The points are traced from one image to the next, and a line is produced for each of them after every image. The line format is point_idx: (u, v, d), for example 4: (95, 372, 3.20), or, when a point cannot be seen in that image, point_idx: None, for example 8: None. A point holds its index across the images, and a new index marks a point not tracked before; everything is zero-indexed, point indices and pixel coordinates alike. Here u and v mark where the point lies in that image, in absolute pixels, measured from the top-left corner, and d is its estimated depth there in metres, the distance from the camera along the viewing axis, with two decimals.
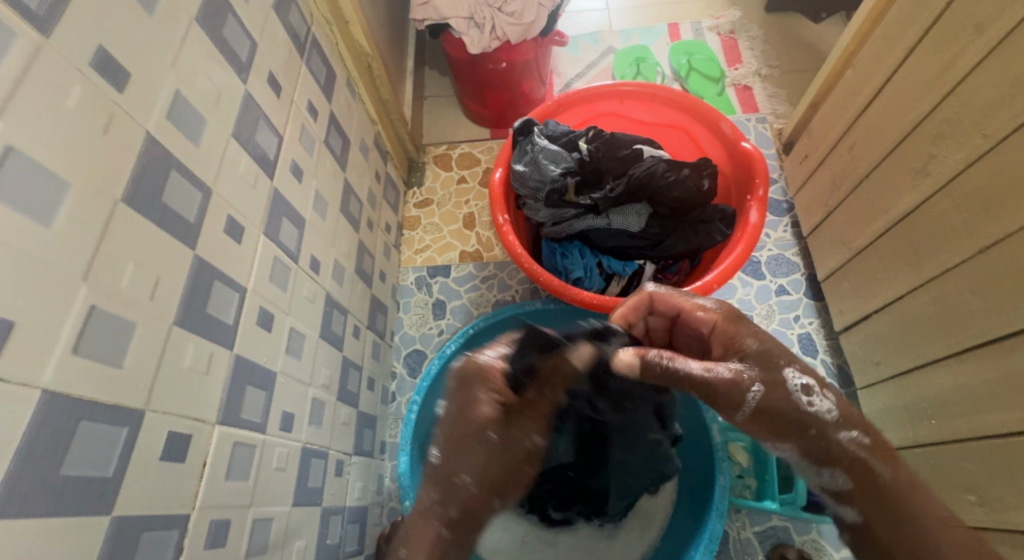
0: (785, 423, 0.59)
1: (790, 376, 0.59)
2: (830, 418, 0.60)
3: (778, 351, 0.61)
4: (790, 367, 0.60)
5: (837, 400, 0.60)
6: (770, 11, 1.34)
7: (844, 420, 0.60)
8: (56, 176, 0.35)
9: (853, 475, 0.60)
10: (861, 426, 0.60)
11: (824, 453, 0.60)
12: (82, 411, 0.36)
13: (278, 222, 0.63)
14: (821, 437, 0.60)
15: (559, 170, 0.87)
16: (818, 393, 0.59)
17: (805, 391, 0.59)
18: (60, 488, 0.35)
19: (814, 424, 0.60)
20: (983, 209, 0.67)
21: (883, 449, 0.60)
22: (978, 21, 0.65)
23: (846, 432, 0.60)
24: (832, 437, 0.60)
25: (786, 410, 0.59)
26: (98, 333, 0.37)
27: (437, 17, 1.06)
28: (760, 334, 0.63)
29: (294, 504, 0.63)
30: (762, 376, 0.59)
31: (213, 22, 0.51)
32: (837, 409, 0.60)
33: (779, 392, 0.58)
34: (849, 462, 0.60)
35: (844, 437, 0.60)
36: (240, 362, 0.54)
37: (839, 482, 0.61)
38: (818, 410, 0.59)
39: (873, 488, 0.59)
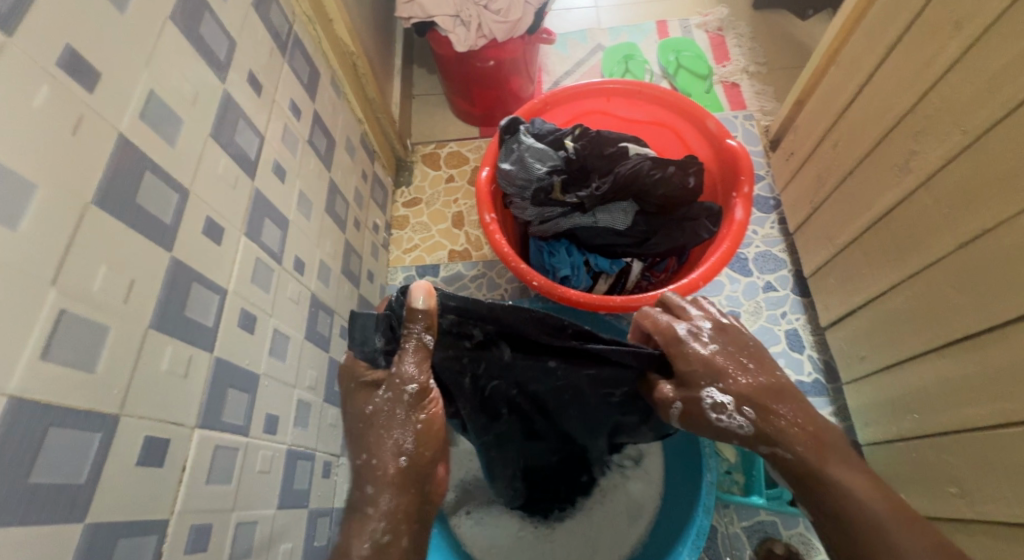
0: (709, 433, 0.62)
1: (705, 396, 0.61)
2: (746, 432, 0.60)
3: (710, 371, 0.61)
4: (709, 388, 0.61)
5: (756, 414, 0.60)
6: (757, 8, 1.34)
7: (760, 434, 0.60)
8: (21, 178, 0.34)
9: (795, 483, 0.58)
10: (792, 441, 0.58)
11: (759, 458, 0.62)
12: (53, 417, 0.36)
13: (260, 223, 0.62)
14: (745, 444, 0.61)
15: (545, 168, 0.87)
16: (732, 411, 0.60)
17: (715, 408, 0.60)
18: (28, 495, 0.34)
19: (731, 435, 0.61)
20: (963, 204, 0.68)
21: (820, 451, 0.57)
22: (957, 18, 0.66)
23: (774, 446, 0.59)
24: (757, 448, 0.61)
25: (706, 426, 0.62)
26: (69, 337, 0.37)
27: (423, 15, 1.05)
28: (703, 353, 0.62)
29: (279, 507, 0.62)
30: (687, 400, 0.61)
31: (190, 21, 0.50)
32: (750, 424, 0.60)
33: (699, 413, 0.61)
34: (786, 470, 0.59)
35: (768, 449, 0.60)
36: (222, 365, 0.53)
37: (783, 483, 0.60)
38: (729, 426, 0.60)
39: (808, 486, 0.57)
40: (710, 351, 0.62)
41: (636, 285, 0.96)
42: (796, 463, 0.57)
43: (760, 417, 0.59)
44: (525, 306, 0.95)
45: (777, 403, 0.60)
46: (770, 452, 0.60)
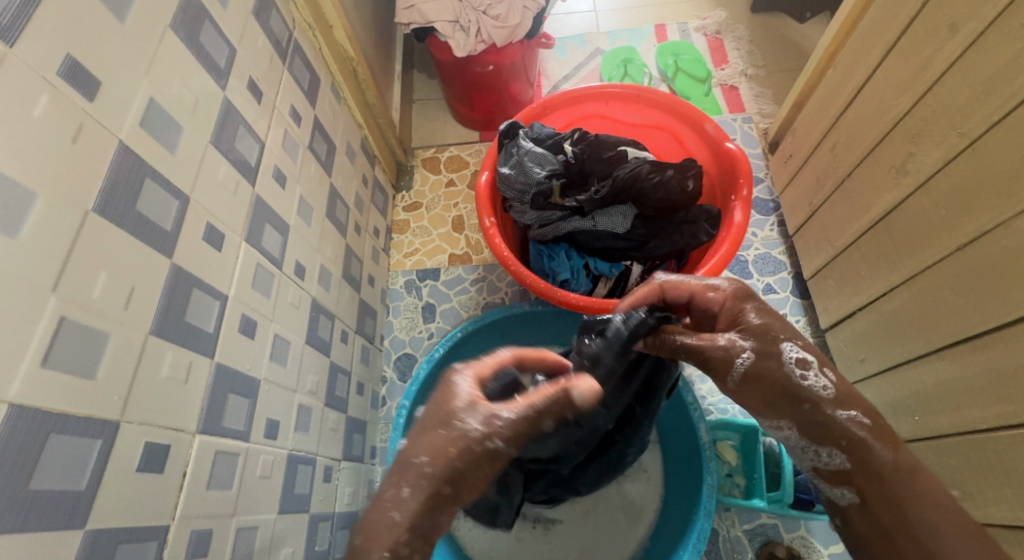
0: (777, 397, 0.56)
1: (787, 350, 0.56)
2: (827, 395, 0.55)
3: (767, 338, 0.57)
4: (790, 344, 0.56)
5: (835, 379, 0.56)
6: (755, 11, 1.35)
7: (841, 399, 0.55)
8: (21, 187, 0.35)
9: (853, 456, 0.53)
10: (863, 405, 0.54)
11: (818, 429, 0.55)
12: (53, 423, 0.36)
13: (261, 228, 0.62)
14: (817, 413, 0.55)
15: (544, 172, 0.88)
16: (817, 370, 0.55)
17: (799, 365, 0.55)
18: (28, 503, 0.34)
19: (806, 397, 0.55)
20: (961, 206, 0.68)
21: (887, 434, 0.53)
22: (952, 20, 0.66)
23: (846, 410, 0.54)
24: (828, 413, 0.54)
25: (778, 382, 0.55)
26: (69, 346, 0.37)
27: (423, 21, 1.06)
28: (770, 311, 0.59)
29: (279, 511, 0.62)
30: (712, 354, 0.57)
31: (190, 29, 0.51)
32: (832, 389, 0.55)
33: (772, 366, 0.56)
34: (847, 443, 0.54)
35: (840, 414, 0.54)
36: (222, 371, 0.53)
37: (837, 462, 0.54)
38: (813, 386, 0.55)
39: (874, 470, 0.52)
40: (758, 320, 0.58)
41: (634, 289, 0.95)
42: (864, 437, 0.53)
43: (840, 386, 0.55)
44: (525, 310, 0.94)
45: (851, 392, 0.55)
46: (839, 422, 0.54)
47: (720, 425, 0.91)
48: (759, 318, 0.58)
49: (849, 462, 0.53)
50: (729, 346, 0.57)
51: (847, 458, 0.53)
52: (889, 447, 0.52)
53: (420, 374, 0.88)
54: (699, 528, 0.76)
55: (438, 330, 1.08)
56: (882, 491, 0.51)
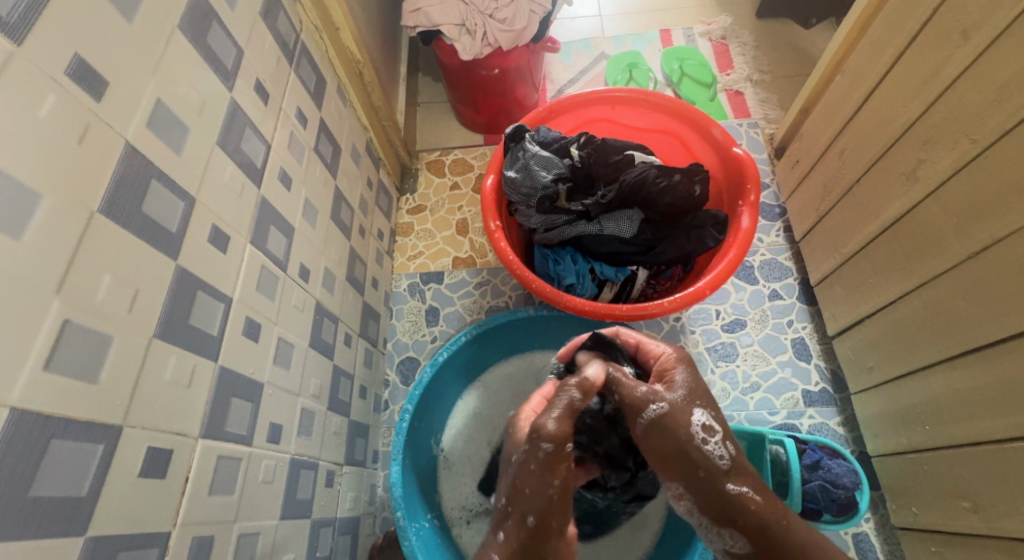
0: (682, 459, 0.57)
1: (697, 416, 0.58)
2: (726, 463, 0.56)
3: (677, 406, 0.58)
4: (703, 409, 0.58)
5: (734, 448, 0.57)
6: (760, 17, 1.34)
7: (733, 468, 0.57)
8: (25, 188, 0.34)
9: (751, 536, 0.55)
10: (753, 480, 0.57)
11: (717, 510, 0.56)
12: (53, 428, 0.35)
13: (265, 230, 0.62)
14: (710, 480, 0.56)
15: (550, 176, 0.87)
16: (719, 438, 0.57)
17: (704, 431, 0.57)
18: (26, 509, 0.34)
19: (703, 464, 0.56)
20: (973, 213, 0.67)
21: (772, 500, 0.56)
22: (964, 27, 0.65)
23: (737, 484, 0.56)
24: (719, 485, 0.56)
25: (682, 447, 0.56)
26: (71, 348, 0.37)
27: (429, 24, 1.06)
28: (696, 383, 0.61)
29: (281, 517, 0.62)
30: (627, 395, 0.59)
31: (198, 30, 0.50)
32: (730, 457, 0.57)
33: (679, 423, 0.57)
34: (744, 519, 0.56)
35: (733, 488, 0.56)
36: (226, 375, 0.53)
37: (740, 544, 0.56)
38: (711, 454, 0.57)
39: (771, 541, 0.55)
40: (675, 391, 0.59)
41: (640, 294, 0.95)
42: (759, 510, 0.55)
43: (736, 456, 0.57)
44: (529, 314, 0.92)
45: (739, 470, 0.57)
46: (730, 500, 0.56)
47: None
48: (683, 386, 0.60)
49: (750, 545, 0.56)
50: (645, 393, 0.59)
51: (747, 543, 0.56)
52: (774, 513, 0.56)
53: (422, 380, 0.87)
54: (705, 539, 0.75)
55: (441, 334, 1.07)
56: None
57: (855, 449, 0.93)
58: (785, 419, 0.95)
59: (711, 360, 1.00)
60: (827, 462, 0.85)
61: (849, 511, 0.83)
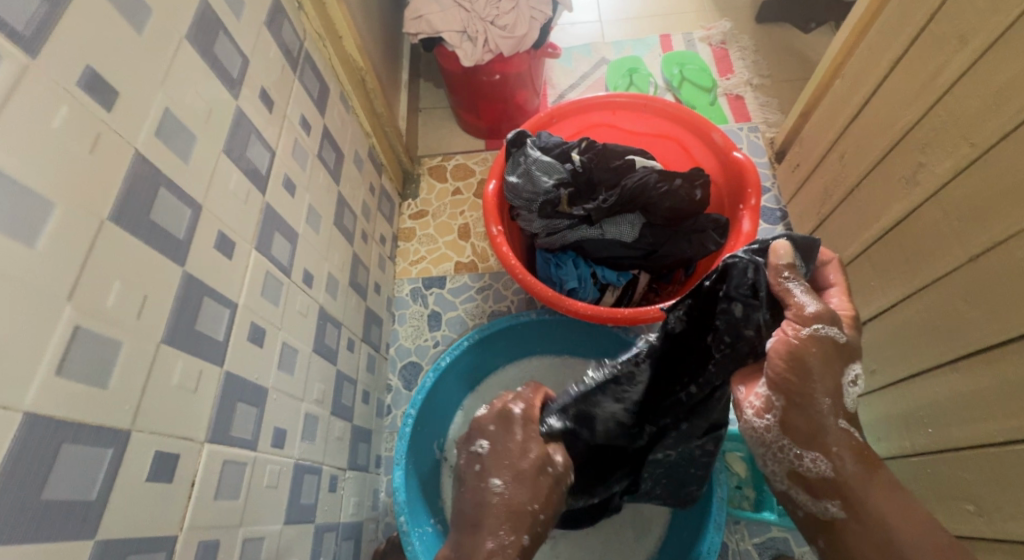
0: (817, 383, 0.47)
1: (853, 368, 0.49)
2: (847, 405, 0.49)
3: (855, 348, 0.49)
4: (858, 363, 0.49)
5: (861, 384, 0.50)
6: (760, 21, 1.35)
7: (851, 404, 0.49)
8: (38, 197, 0.35)
9: (839, 467, 0.49)
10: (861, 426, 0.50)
11: (814, 434, 0.49)
12: (65, 434, 0.36)
13: (270, 236, 0.62)
14: (834, 407, 0.48)
15: (552, 182, 0.88)
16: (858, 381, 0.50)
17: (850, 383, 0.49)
18: (39, 514, 0.34)
19: (832, 393, 0.48)
20: (973, 216, 0.68)
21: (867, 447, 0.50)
22: (961, 32, 0.66)
23: (847, 421, 0.49)
24: (835, 417, 0.48)
25: (828, 373, 0.47)
26: (82, 354, 0.37)
27: (431, 31, 1.07)
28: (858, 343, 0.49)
29: (285, 522, 0.62)
30: (803, 310, 0.48)
31: (205, 39, 0.51)
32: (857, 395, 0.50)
33: (837, 363, 0.47)
34: (837, 451, 0.49)
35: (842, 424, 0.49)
36: (231, 380, 0.53)
37: (821, 469, 0.50)
38: (844, 389, 0.49)
39: (851, 481, 0.50)
40: (849, 331, 0.49)
41: (642, 297, 0.96)
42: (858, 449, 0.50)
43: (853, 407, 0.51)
44: (532, 319, 0.93)
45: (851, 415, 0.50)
46: (838, 432, 0.49)
47: (729, 436, 0.90)
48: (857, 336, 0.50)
49: (833, 473, 0.50)
50: (821, 312, 0.47)
51: (831, 469, 0.50)
52: (868, 461, 0.50)
53: (426, 383, 0.87)
54: (710, 542, 0.74)
55: (444, 338, 1.08)
56: (852, 506, 0.50)
57: None
58: None
59: None
60: None
61: None
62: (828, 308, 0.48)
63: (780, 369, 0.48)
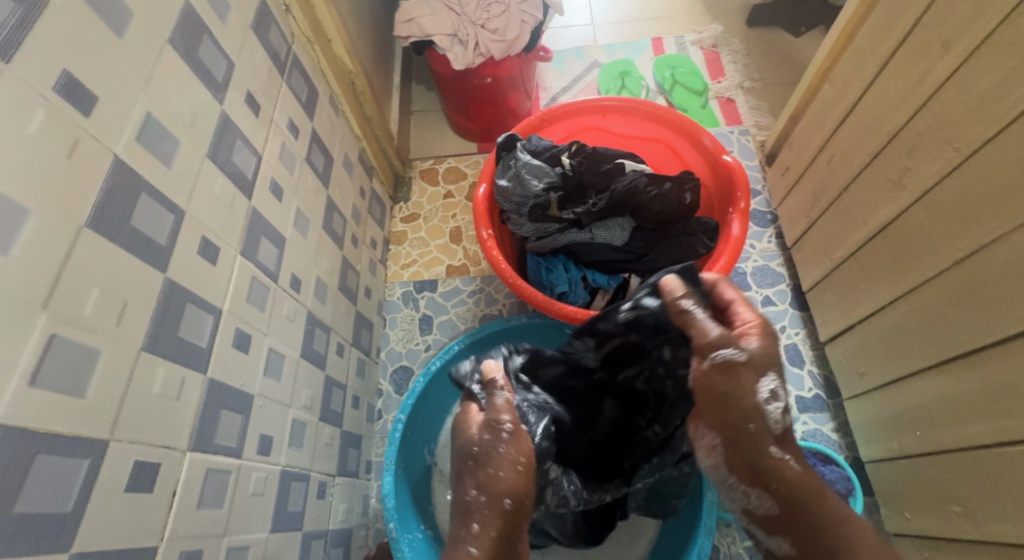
0: (732, 414, 0.55)
1: (768, 379, 0.54)
2: (777, 431, 0.54)
3: (762, 359, 0.54)
4: (775, 375, 0.54)
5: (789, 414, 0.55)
6: (751, 25, 1.36)
7: (782, 438, 0.55)
8: (12, 203, 0.34)
9: (781, 499, 0.54)
10: (798, 453, 0.55)
11: (754, 472, 0.55)
12: (39, 444, 0.35)
13: (256, 241, 0.62)
14: (758, 436, 0.54)
15: (542, 185, 0.88)
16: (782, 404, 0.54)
17: (769, 399, 0.54)
18: (11, 526, 0.33)
19: (755, 419, 0.54)
20: (959, 219, 0.68)
21: (813, 480, 0.55)
22: (946, 37, 0.66)
23: (780, 449, 0.55)
24: (764, 448, 0.54)
25: (740, 404, 0.54)
26: (58, 363, 0.36)
27: (421, 34, 1.06)
28: (768, 353, 0.55)
29: (271, 530, 0.61)
30: (703, 337, 0.56)
31: (188, 43, 0.51)
32: (784, 422, 0.54)
33: (747, 382, 0.54)
34: (776, 484, 0.54)
35: (776, 453, 0.55)
36: (215, 387, 0.53)
37: (766, 505, 0.55)
38: (771, 413, 0.54)
39: (799, 512, 0.54)
40: (754, 342, 0.55)
41: None
42: (796, 480, 0.54)
43: (788, 429, 0.55)
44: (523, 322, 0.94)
45: (785, 451, 0.55)
46: (770, 464, 0.54)
47: None
48: (766, 346, 0.55)
49: (776, 507, 0.55)
50: (718, 336, 0.56)
51: (774, 505, 0.55)
52: (810, 486, 0.54)
53: (416, 388, 0.87)
54: (700, 545, 0.74)
55: (435, 342, 1.07)
56: (808, 541, 0.54)
57: (849, 455, 0.93)
58: None
59: None
60: (821, 469, 0.86)
61: None
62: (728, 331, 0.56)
63: (700, 393, 0.57)
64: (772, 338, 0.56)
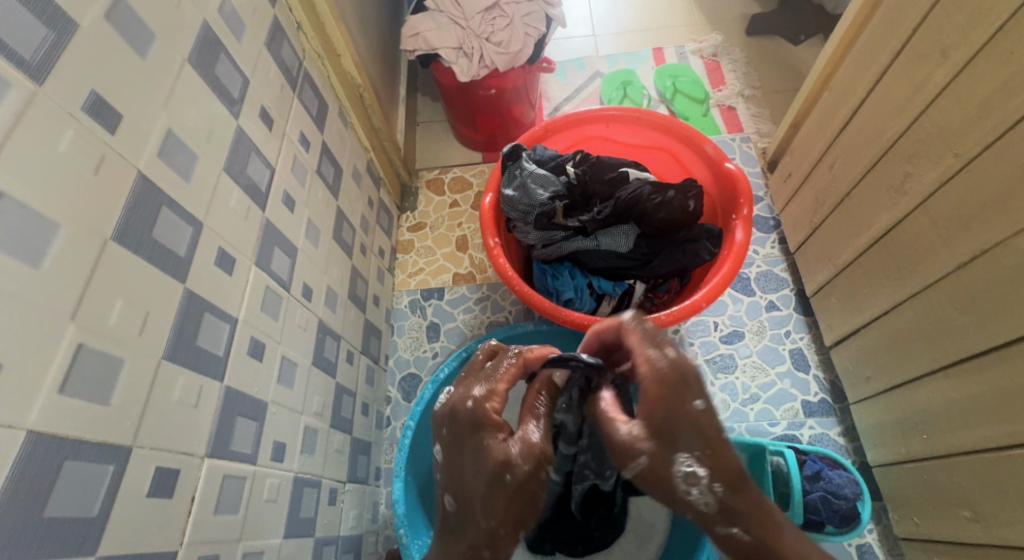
0: (671, 505, 0.54)
1: (680, 462, 0.51)
2: (710, 509, 0.52)
3: (659, 453, 0.51)
4: (685, 454, 0.51)
5: (722, 485, 0.51)
6: (750, 34, 1.37)
7: (724, 510, 0.52)
8: (44, 219, 0.36)
9: None
10: (744, 519, 0.51)
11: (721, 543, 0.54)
12: (67, 450, 0.36)
13: (270, 252, 0.63)
14: (703, 519, 0.53)
15: (547, 194, 0.89)
16: (704, 483, 0.51)
17: (687, 479, 0.51)
18: (42, 529, 0.35)
19: (691, 509, 0.52)
20: (961, 224, 0.69)
21: (769, 537, 0.51)
22: (943, 46, 0.68)
23: (729, 522, 0.52)
24: (714, 525, 0.53)
25: (669, 497, 0.53)
26: (86, 371, 0.38)
27: (427, 48, 1.08)
28: (669, 425, 0.52)
29: (285, 536, 0.62)
30: (614, 440, 0.54)
31: (205, 61, 0.52)
32: (717, 498, 0.51)
33: (661, 477, 0.52)
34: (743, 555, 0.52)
35: (726, 527, 0.52)
36: (231, 394, 0.54)
37: None
38: (693, 498, 0.52)
39: None
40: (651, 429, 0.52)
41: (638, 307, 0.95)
42: (751, 547, 0.52)
43: (726, 496, 0.52)
44: (530, 330, 0.95)
45: (733, 520, 0.52)
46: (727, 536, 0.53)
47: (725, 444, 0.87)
48: (666, 415, 0.52)
49: None
50: (625, 442, 0.53)
51: None
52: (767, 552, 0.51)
53: (425, 395, 0.89)
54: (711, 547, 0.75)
55: (442, 350, 1.08)
56: None
57: (856, 460, 0.93)
58: (785, 430, 0.96)
59: (710, 372, 1.00)
60: (828, 473, 0.85)
61: (853, 521, 0.83)
62: (635, 428, 0.53)
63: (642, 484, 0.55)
64: (669, 391, 0.53)
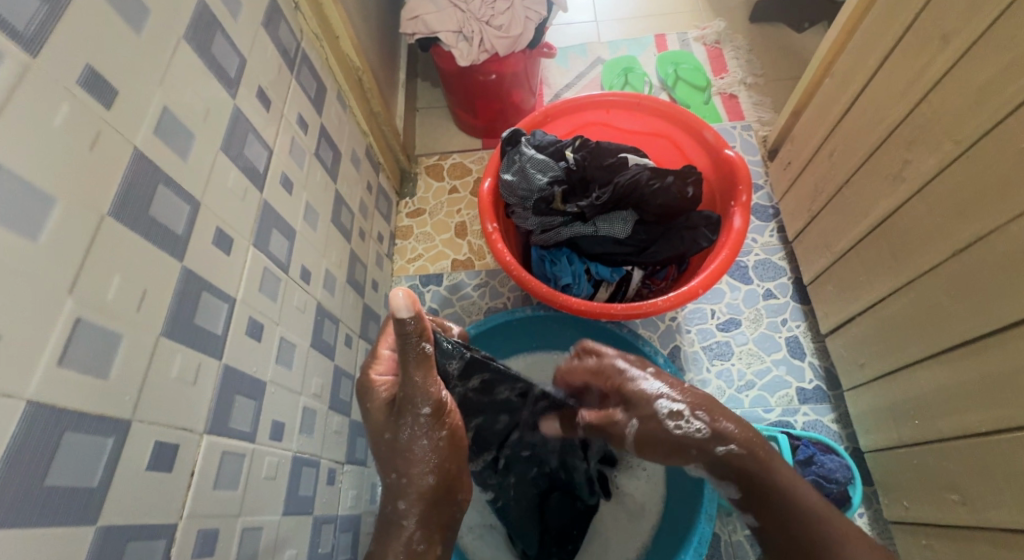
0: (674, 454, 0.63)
1: (661, 403, 0.64)
2: (703, 437, 0.61)
3: (637, 401, 0.65)
4: (663, 396, 0.64)
5: (708, 416, 0.62)
6: (754, 21, 1.36)
7: (716, 434, 0.61)
8: (40, 193, 0.36)
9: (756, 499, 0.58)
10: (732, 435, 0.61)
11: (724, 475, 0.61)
12: (66, 422, 0.37)
13: (268, 234, 0.64)
14: (704, 454, 0.62)
15: (546, 179, 0.89)
16: (688, 415, 0.62)
17: (672, 415, 0.63)
18: (42, 497, 0.35)
19: (690, 444, 0.62)
20: (956, 211, 0.69)
21: (759, 454, 0.59)
22: (943, 32, 0.67)
23: (722, 444, 0.61)
24: (713, 452, 0.61)
25: (667, 442, 0.63)
26: (84, 344, 0.38)
27: (427, 31, 1.08)
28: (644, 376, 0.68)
29: (284, 513, 0.63)
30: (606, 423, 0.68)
31: (202, 39, 0.52)
32: (707, 425, 0.62)
33: (655, 426, 0.64)
34: (740, 476, 0.60)
35: (719, 449, 0.61)
36: (229, 373, 0.54)
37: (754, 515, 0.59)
38: (687, 431, 0.62)
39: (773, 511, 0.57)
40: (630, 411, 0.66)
41: (636, 294, 0.96)
42: (743, 462, 0.59)
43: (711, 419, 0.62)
44: (527, 315, 0.95)
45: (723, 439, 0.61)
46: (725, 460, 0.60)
47: None
48: (637, 380, 0.67)
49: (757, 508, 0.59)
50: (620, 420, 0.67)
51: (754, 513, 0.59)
52: (755, 463, 0.59)
53: None
54: (702, 532, 0.78)
55: None
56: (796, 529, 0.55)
57: (849, 446, 0.94)
58: (779, 417, 0.97)
59: (706, 358, 1.01)
60: (820, 458, 0.86)
61: (843, 506, 0.84)
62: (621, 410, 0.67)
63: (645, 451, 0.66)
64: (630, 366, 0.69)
